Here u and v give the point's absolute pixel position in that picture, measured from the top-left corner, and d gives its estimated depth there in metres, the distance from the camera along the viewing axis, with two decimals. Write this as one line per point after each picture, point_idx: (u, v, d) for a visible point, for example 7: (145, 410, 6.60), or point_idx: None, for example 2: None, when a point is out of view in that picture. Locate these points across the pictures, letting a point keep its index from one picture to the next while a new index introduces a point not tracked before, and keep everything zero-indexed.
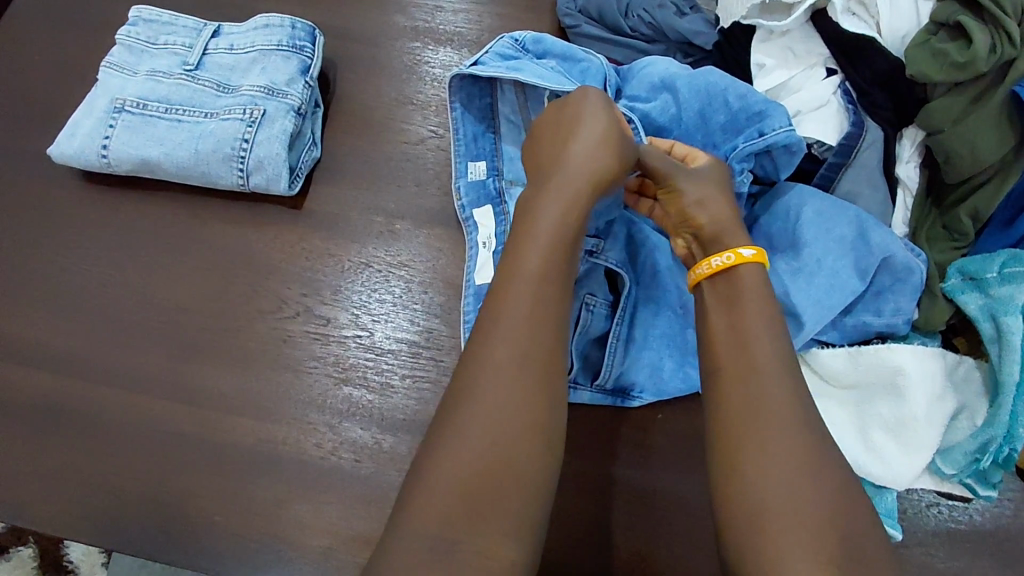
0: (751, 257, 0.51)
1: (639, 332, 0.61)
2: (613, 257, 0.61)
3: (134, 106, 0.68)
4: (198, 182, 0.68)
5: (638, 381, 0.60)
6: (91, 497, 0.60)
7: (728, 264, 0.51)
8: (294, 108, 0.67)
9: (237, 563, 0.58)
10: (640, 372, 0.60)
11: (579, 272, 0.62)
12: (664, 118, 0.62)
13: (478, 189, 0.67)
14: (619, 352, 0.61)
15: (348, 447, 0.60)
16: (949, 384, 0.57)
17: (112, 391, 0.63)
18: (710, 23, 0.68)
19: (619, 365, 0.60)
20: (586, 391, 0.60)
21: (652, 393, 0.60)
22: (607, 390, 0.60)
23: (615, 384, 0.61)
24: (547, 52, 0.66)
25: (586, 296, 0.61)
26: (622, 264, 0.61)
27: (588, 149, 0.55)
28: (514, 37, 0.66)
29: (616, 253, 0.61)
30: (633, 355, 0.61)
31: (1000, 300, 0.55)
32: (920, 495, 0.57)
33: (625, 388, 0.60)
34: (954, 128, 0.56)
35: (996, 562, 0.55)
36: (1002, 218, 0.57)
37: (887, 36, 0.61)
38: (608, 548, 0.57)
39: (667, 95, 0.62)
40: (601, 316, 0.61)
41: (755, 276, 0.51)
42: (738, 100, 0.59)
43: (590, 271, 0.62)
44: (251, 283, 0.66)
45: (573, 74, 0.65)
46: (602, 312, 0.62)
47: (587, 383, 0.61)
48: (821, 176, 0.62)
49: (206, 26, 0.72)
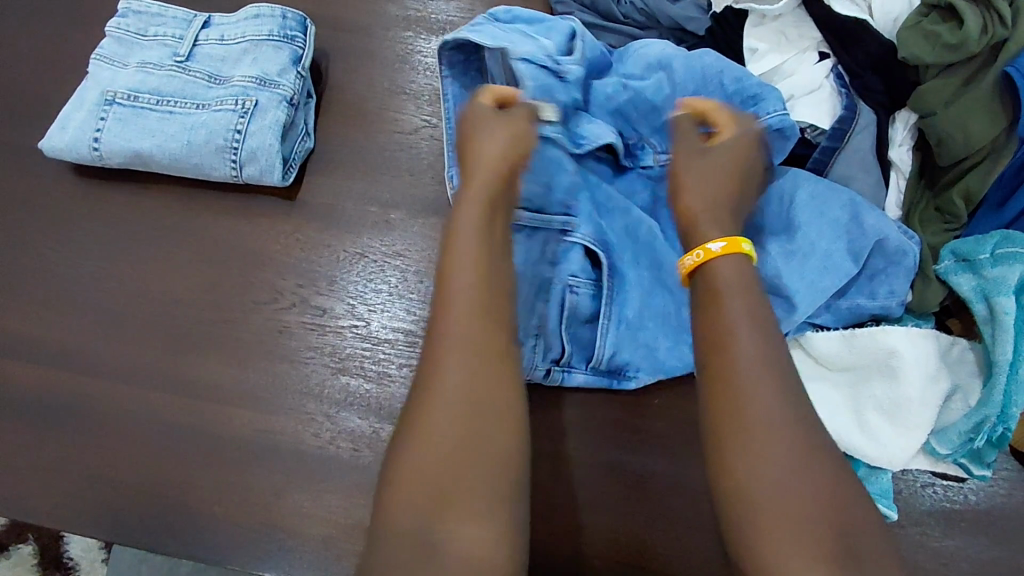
0: (720, 249, 0.49)
1: (631, 312, 0.61)
2: (589, 233, 0.61)
3: (126, 99, 0.68)
4: (191, 174, 0.68)
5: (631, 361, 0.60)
6: (88, 489, 0.60)
7: (699, 261, 0.50)
8: (287, 99, 0.67)
9: (239, 553, 0.58)
10: (634, 352, 0.60)
11: (556, 254, 0.62)
12: (659, 98, 0.62)
13: None
14: (611, 332, 0.60)
15: (346, 437, 0.61)
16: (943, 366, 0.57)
17: (106, 384, 0.63)
18: (703, 8, 0.66)
19: (610, 346, 0.60)
20: (582, 374, 0.60)
21: (648, 371, 0.60)
22: (601, 372, 0.61)
23: (609, 365, 0.60)
24: (515, 19, 0.66)
25: (568, 278, 0.61)
26: (597, 240, 0.61)
27: (496, 146, 0.55)
28: (488, 12, 0.66)
29: (588, 227, 0.61)
30: (624, 335, 0.60)
31: (994, 281, 0.54)
32: (915, 475, 0.58)
33: (620, 369, 0.60)
34: (947, 110, 0.56)
35: (991, 539, 0.56)
36: (996, 199, 0.57)
37: (877, 18, 0.61)
38: (606, 534, 0.57)
39: (661, 74, 0.62)
40: (586, 296, 0.61)
41: (730, 268, 0.49)
42: (733, 83, 0.60)
43: (567, 253, 0.62)
44: (248, 276, 0.66)
45: (537, 31, 0.65)
46: (587, 293, 0.61)
47: (582, 366, 0.61)
48: (814, 160, 0.61)
49: (196, 17, 0.71)
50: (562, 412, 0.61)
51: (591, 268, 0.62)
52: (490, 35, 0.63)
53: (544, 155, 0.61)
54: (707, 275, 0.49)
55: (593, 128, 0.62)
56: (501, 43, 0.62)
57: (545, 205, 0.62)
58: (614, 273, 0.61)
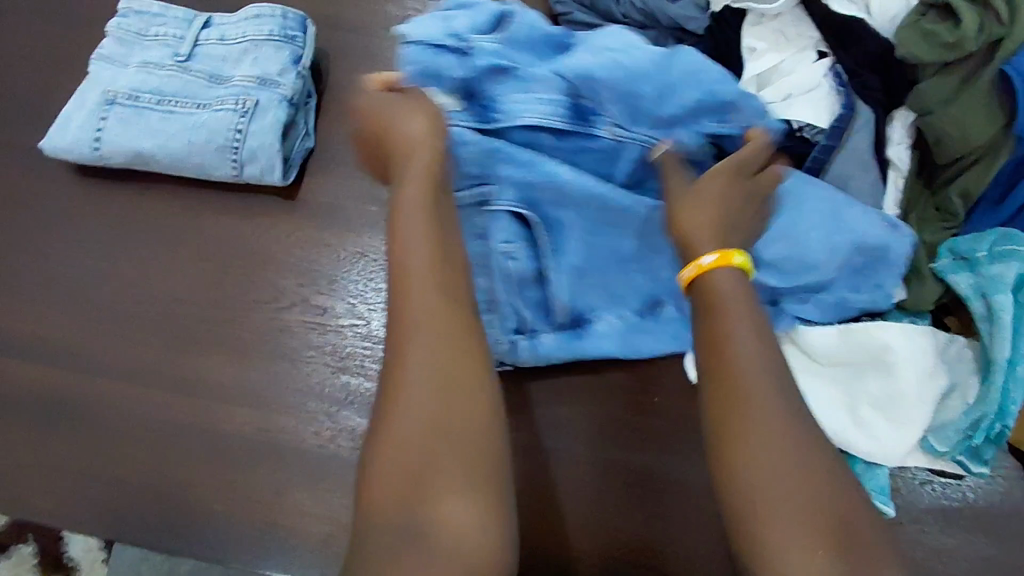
0: (713, 262, 0.48)
1: (577, 257, 0.60)
2: (511, 197, 0.59)
3: (127, 99, 0.68)
4: (192, 174, 0.68)
5: (591, 308, 0.61)
6: (90, 488, 0.61)
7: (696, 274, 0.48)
8: (287, 98, 0.67)
9: (240, 551, 0.58)
10: (593, 298, 0.61)
11: (484, 228, 0.60)
12: (624, 71, 0.55)
13: None
14: (564, 283, 0.60)
15: (347, 435, 0.61)
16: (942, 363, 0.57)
17: (107, 383, 0.63)
18: (702, 8, 0.66)
19: (568, 300, 0.60)
20: (548, 334, 0.61)
21: (608, 308, 0.61)
22: (566, 328, 0.61)
23: (570, 316, 0.61)
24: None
25: (502, 248, 0.60)
26: (522, 202, 0.59)
27: (417, 141, 0.52)
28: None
29: (511, 193, 0.59)
30: (578, 282, 0.61)
31: (991, 278, 0.55)
32: (914, 473, 0.58)
33: (581, 317, 0.61)
34: (945, 108, 0.56)
35: (990, 536, 0.56)
36: (993, 197, 0.58)
37: (875, 15, 0.61)
38: (606, 531, 0.58)
39: (630, 50, 0.55)
40: (526, 259, 0.60)
41: (728, 281, 0.47)
42: (711, 82, 0.55)
43: (496, 220, 0.60)
44: (248, 275, 0.66)
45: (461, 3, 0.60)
46: (526, 255, 0.60)
47: (545, 326, 0.61)
48: (813, 159, 0.61)
49: (197, 17, 0.72)
50: (563, 410, 0.61)
51: (522, 228, 0.60)
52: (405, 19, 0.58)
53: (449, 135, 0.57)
54: (705, 284, 0.48)
55: (519, 103, 0.58)
56: (398, 24, 0.58)
57: (463, 184, 0.59)
58: (550, 230, 0.60)
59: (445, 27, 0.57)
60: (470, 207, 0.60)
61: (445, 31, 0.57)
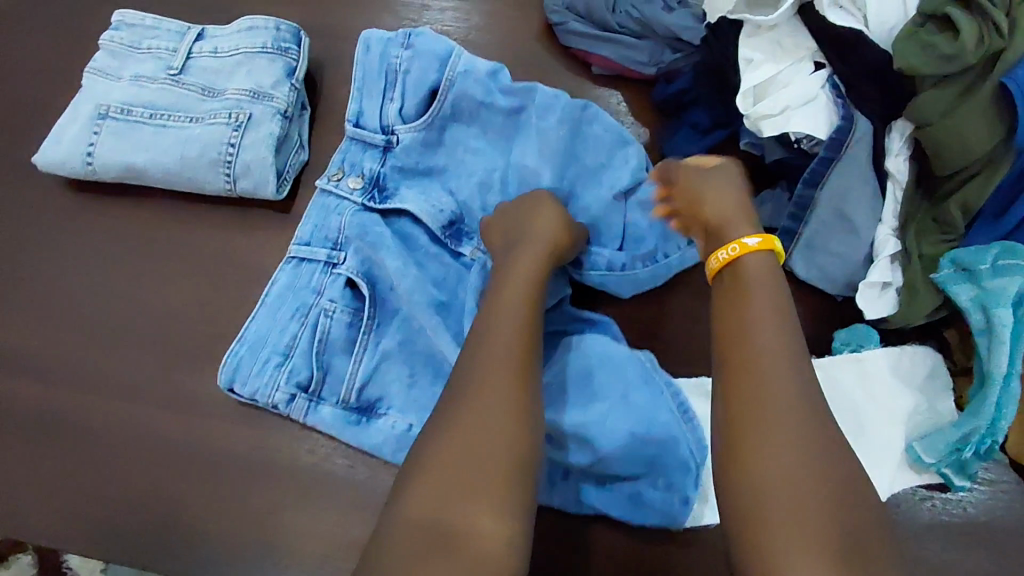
0: (757, 244, 0.52)
1: (385, 342, 0.61)
2: (353, 265, 0.63)
3: (118, 112, 0.67)
4: (186, 189, 0.67)
5: (385, 398, 0.60)
6: (83, 505, 0.60)
7: (734, 255, 0.52)
8: (281, 111, 0.67)
9: (233, 569, 0.58)
10: (387, 385, 0.60)
11: (319, 282, 0.63)
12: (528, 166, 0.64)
13: (321, 230, 0.65)
14: (367, 357, 0.61)
15: (341, 452, 0.61)
16: (897, 379, 0.60)
17: (100, 399, 0.63)
18: (699, 18, 0.67)
19: (359, 378, 0.61)
20: (331, 407, 0.60)
21: (398, 409, 0.60)
22: (353, 409, 0.60)
23: (360, 400, 0.60)
24: (414, 46, 0.67)
25: (325, 303, 0.62)
26: (359, 271, 0.63)
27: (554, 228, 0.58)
28: (404, 32, 0.68)
29: (355, 259, 0.63)
30: (382, 365, 0.61)
31: (991, 292, 0.54)
32: (912, 489, 0.58)
33: (371, 407, 0.60)
34: (943, 120, 0.55)
35: (991, 552, 0.56)
36: (994, 209, 0.56)
37: (872, 28, 0.59)
38: (602, 549, 0.57)
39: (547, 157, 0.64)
40: (341, 323, 0.62)
41: (760, 261, 0.51)
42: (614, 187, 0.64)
43: (332, 280, 0.63)
44: (242, 289, 0.66)
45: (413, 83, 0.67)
46: (342, 320, 0.62)
47: (333, 399, 0.61)
48: (812, 169, 0.61)
49: (190, 29, 0.71)
50: None
51: (353, 295, 0.63)
52: (365, 96, 0.67)
53: (313, 202, 0.66)
54: (736, 270, 0.51)
55: (407, 192, 0.65)
56: (361, 91, 0.68)
57: (312, 238, 0.65)
58: (376, 311, 0.62)
59: (380, 120, 0.67)
60: (317, 265, 0.64)
61: (382, 116, 0.67)
